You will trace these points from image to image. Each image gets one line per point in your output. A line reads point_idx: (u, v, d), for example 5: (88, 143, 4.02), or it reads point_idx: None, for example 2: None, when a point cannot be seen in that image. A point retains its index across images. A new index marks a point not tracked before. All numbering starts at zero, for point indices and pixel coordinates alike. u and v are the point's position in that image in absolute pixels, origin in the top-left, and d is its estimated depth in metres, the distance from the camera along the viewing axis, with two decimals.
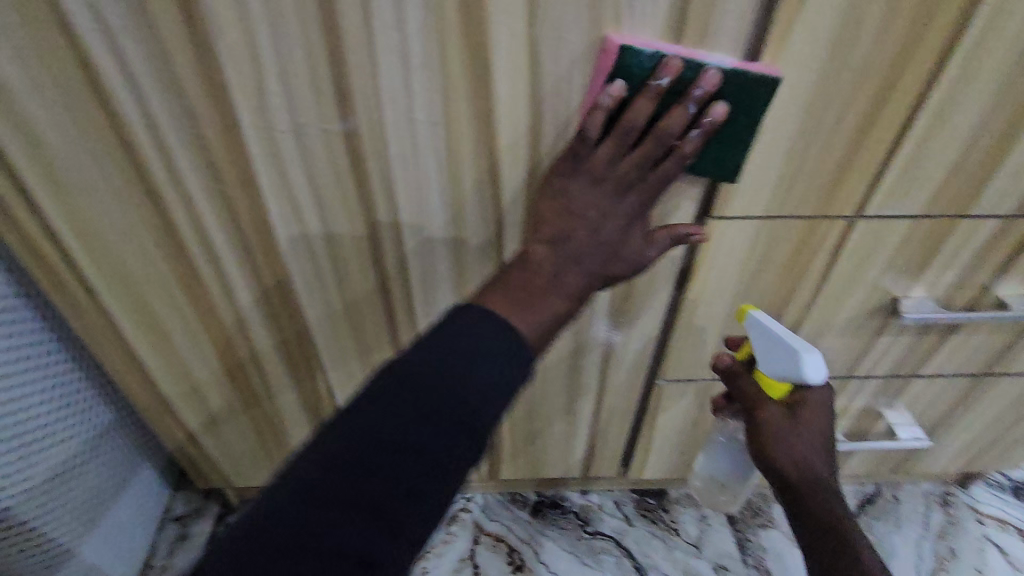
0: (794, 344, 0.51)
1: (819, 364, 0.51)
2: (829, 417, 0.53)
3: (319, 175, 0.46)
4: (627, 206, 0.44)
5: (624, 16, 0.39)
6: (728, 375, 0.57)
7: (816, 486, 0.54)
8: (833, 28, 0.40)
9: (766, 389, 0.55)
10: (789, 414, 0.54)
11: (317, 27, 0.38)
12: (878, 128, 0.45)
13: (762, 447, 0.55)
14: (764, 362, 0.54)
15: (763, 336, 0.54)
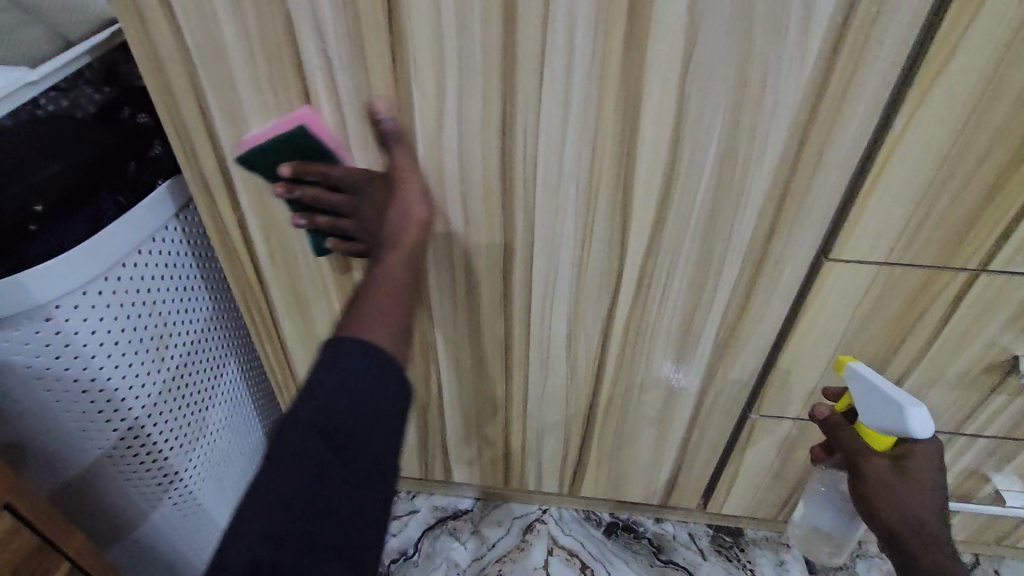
0: (897, 399, 0.52)
1: (924, 419, 0.52)
2: (939, 470, 0.55)
3: (472, 194, 0.53)
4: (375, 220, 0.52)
5: (771, 72, 0.43)
6: (829, 425, 0.59)
7: (926, 540, 0.54)
8: (973, 91, 0.42)
9: (870, 441, 0.56)
10: (893, 465, 0.55)
11: (498, 71, 0.45)
12: (1012, 185, 0.47)
13: (866, 499, 0.56)
14: (867, 415, 0.56)
15: (864, 388, 0.55)
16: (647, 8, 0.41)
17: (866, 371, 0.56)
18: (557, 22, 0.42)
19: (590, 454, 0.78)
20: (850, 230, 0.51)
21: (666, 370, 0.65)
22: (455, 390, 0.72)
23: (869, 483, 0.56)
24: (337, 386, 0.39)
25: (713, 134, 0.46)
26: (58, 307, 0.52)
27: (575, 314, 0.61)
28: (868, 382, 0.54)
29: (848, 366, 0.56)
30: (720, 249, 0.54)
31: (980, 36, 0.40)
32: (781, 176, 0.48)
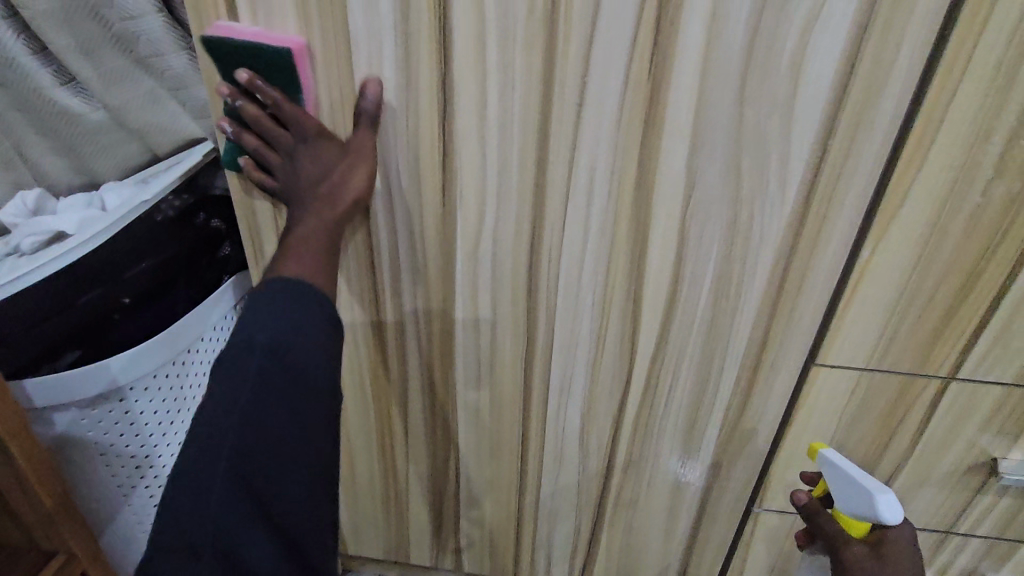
0: (869, 486, 0.58)
1: (895, 506, 0.57)
2: (913, 554, 0.58)
3: (503, 298, 0.61)
4: (305, 162, 0.52)
5: (757, 211, 0.52)
6: (809, 513, 0.63)
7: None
8: (925, 231, 0.51)
9: (847, 528, 0.60)
10: (872, 551, 0.58)
11: (530, 201, 0.54)
12: (967, 305, 0.55)
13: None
14: (842, 502, 0.61)
15: (837, 476, 0.61)
16: (654, 160, 0.51)
17: (837, 458, 0.62)
18: (581, 167, 0.52)
19: (600, 546, 0.80)
20: (832, 339, 0.58)
21: (673, 462, 0.70)
22: (472, 476, 0.76)
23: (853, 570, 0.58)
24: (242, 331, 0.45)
25: (710, 258, 0.55)
26: (132, 390, 0.60)
27: (589, 408, 0.67)
28: (842, 469, 0.60)
29: (819, 454, 0.62)
30: (720, 353, 0.60)
31: (924, 190, 0.49)
32: (769, 292, 0.56)
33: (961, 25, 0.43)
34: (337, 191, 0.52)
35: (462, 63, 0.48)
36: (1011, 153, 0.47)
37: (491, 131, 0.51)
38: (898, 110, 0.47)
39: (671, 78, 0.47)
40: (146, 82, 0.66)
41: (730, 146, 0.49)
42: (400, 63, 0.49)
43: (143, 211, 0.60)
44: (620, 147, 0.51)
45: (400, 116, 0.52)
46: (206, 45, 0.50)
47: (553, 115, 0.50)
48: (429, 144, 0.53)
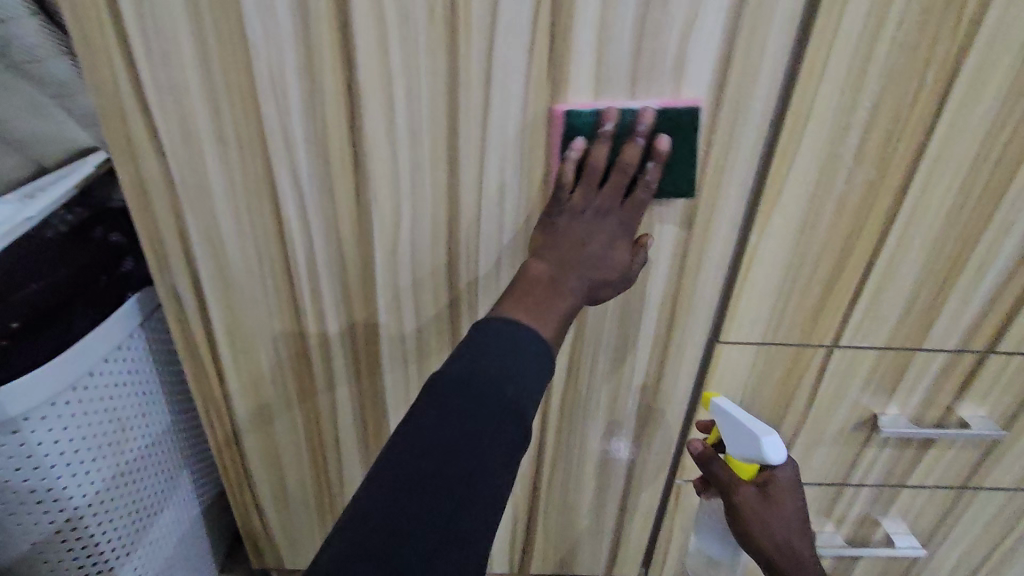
0: (755, 431, 0.62)
1: (778, 446, 0.62)
2: (793, 491, 0.65)
3: (424, 298, 0.62)
4: (606, 225, 0.53)
5: (656, 203, 0.56)
6: (703, 460, 0.68)
7: (792, 558, 0.65)
8: (801, 215, 0.57)
9: (738, 470, 0.66)
10: (758, 492, 0.65)
11: (444, 202, 0.56)
12: (842, 280, 0.61)
13: (744, 527, 0.66)
14: (733, 446, 0.65)
15: (727, 422, 0.64)
16: (560, 158, 0.54)
17: (728, 405, 0.64)
18: (491, 168, 0.54)
19: (537, 529, 0.83)
20: (733, 317, 0.63)
21: (599, 442, 0.74)
22: None
23: (744, 514, 0.65)
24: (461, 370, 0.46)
25: None
26: (27, 422, 0.56)
27: None
28: (730, 416, 0.63)
29: (712, 404, 0.65)
30: (633, 337, 0.65)
31: (798, 179, 0.55)
32: (672, 277, 0.61)
33: (816, 32, 0.48)
34: (606, 273, 0.53)
35: (366, 67, 0.49)
36: (867, 143, 0.53)
37: (401, 135, 0.52)
38: (769, 108, 0.52)
39: (568, 80, 0.50)
40: (26, 90, 0.62)
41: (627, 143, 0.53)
42: (302, 70, 0.49)
43: (30, 229, 0.57)
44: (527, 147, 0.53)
45: (306, 122, 0.51)
46: (662, 113, 0.52)
47: (461, 118, 0.51)
48: (339, 150, 0.53)
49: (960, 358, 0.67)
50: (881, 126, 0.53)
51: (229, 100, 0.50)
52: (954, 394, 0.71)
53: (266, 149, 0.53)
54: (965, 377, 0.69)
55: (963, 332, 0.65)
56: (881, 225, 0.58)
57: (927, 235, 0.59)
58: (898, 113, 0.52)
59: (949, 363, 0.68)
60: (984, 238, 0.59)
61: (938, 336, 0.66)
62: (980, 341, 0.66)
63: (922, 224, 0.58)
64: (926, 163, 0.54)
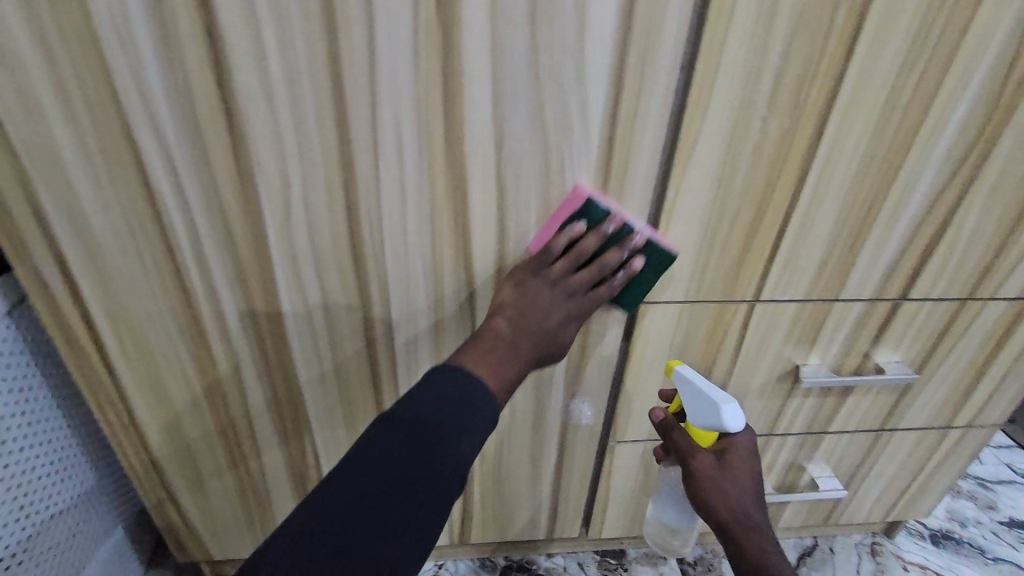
0: (716, 401, 0.61)
1: (737, 415, 0.61)
2: (752, 461, 0.63)
3: (328, 271, 0.57)
4: (566, 310, 0.57)
5: (568, 159, 0.53)
6: (663, 427, 0.66)
7: (751, 531, 0.61)
8: (717, 167, 0.55)
9: (697, 440, 0.65)
10: (717, 460, 0.63)
11: (337, 164, 0.51)
12: (760, 234, 0.60)
13: (700, 496, 0.63)
14: (693, 414, 0.64)
15: (690, 390, 0.64)
16: (460, 113, 0.49)
17: (690, 373, 0.65)
18: (385, 126, 0.49)
19: (475, 499, 0.82)
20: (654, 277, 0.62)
21: (529, 410, 0.73)
22: (332, 458, 0.73)
23: (701, 481, 0.62)
24: (424, 416, 0.47)
25: (530, 209, 0.55)
26: None
27: None
28: (692, 384, 0.63)
29: (676, 370, 0.65)
30: None
31: (712, 131, 0.53)
32: None
33: None
34: (548, 348, 0.58)
35: (226, 11, 0.43)
36: (779, 92, 0.52)
37: (278, 90, 0.47)
38: (678, 54, 0.49)
39: (461, 25, 0.45)
40: None
41: (531, 95, 0.49)
42: (151, 14, 0.43)
43: None
44: (423, 100, 0.48)
45: (164, 76, 0.45)
46: (661, 247, 0.57)
47: (345, 70, 0.46)
48: (209, 108, 0.47)
49: (875, 307, 0.69)
50: (794, 70, 0.51)
51: (68, 51, 0.43)
52: (871, 342, 0.72)
53: (122, 109, 0.46)
54: (880, 325, 0.71)
55: (876, 281, 0.66)
56: (797, 176, 0.57)
57: (840, 185, 0.58)
58: (810, 56, 0.50)
59: (865, 311, 0.69)
60: (894, 188, 0.59)
61: (854, 286, 0.66)
62: (894, 288, 0.67)
63: (836, 174, 0.57)
64: (838, 111, 0.53)
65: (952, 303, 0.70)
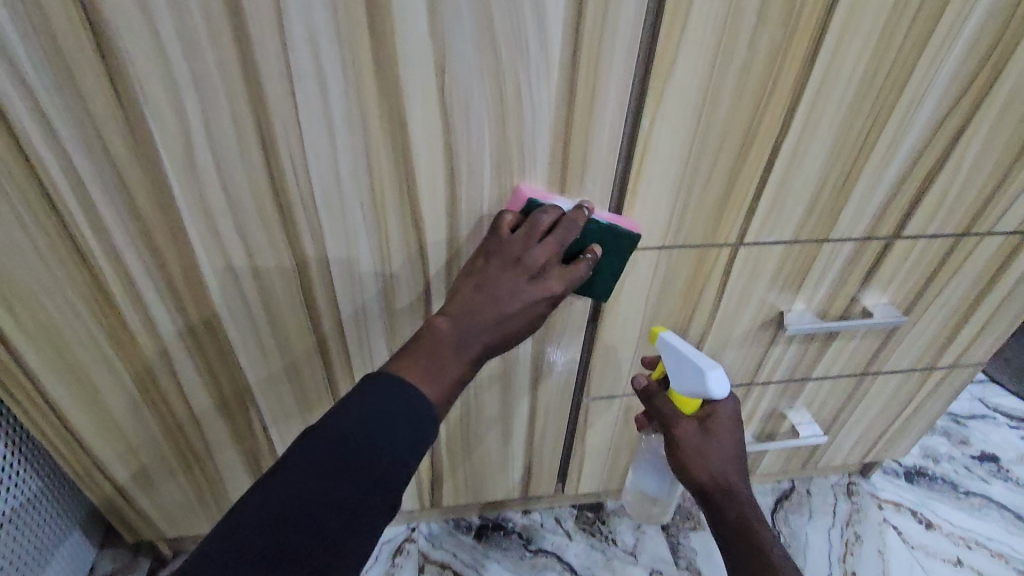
0: (702, 363, 0.57)
1: (722, 379, 0.58)
2: (736, 427, 0.60)
3: (250, 225, 0.49)
4: (528, 290, 0.49)
5: (523, 84, 0.45)
6: (645, 394, 0.63)
7: (732, 498, 0.59)
8: (699, 91, 0.47)
9: (680, 407, 0.61)
10: (699, 427, 0.60)
11: (243, 95, 0.42)
12: (746, 170, 0.54)
13: (680, 463, 0.60)
14: (677, 381, 0.61)
15: (673, 356, 0.60)
16: (388, 25, 0.40)
17: (675, 340, 0.61)
18: (297, 45, 0.40)
19: (444, 462, 0.78)
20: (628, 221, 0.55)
21: (496, 370, 0.67)
22: (284, 429, 0.67)
23: (682, 449, 0.60)
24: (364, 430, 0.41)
25: (484, 145, 0.47)
26: None
27: (392, 332, 0.60)
28: (677, 348, 0.60)
29: (659, 337, 0.61)
30: None
31: (693, 46, 0.45)
32: (554, 177, 0.50)
33: None
34: (510, 331, 0.49)
35: None
36: None
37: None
38: None
39: None
40: None
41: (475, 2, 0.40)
42: None
43: None
44: (339, 9, 0.39)
45: None
46: (619, 228, 0.53)
47: None
48: (67, 20, 0.37)
49: (866, 246, 0.63)
50: None
51: None
52: (859, 283, 0.67)
53: None
54: (869, 266, 0.66)
55: (869, 219, 0.60)
56: (789, 99, 0.50)
57: (837, 109, 0.51)
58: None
59: (855, 251, 0.64)
60: (895, 111, 0.52)
61: (845, 225, 0.60)
62: (887, 226, 0.62)
63: (833, 95, 0.50)
64: (839, 18, 0.45)
65: (947, 240, 0.65)
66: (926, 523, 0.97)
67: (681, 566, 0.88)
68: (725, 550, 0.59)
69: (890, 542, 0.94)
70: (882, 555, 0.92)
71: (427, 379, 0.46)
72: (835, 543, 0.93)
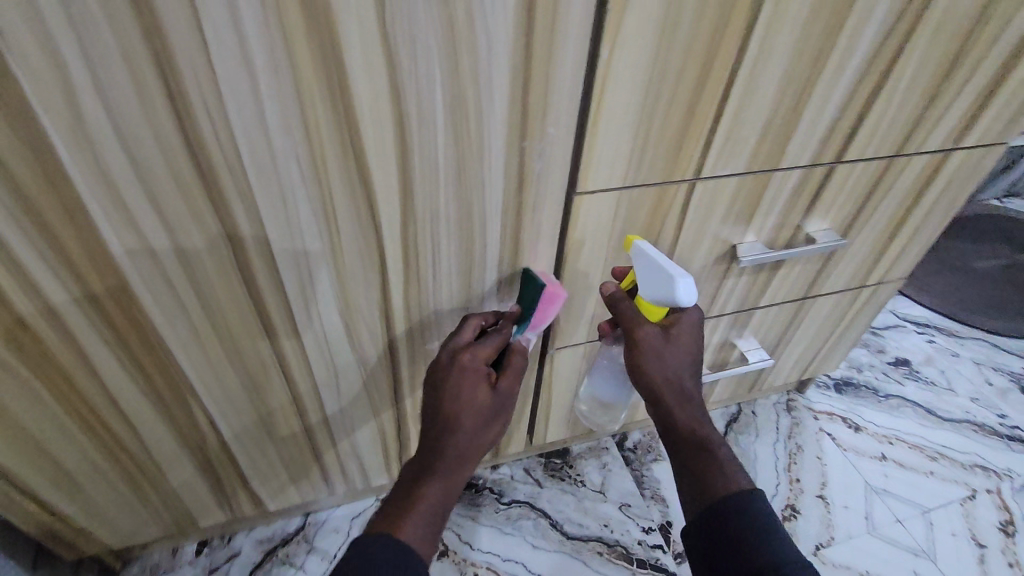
0: (670, 271, 0.56)
1: (690, 287, 0.57)
2: (697, 335, 0.60)
3: (167, 195, 0.42)
4: (450, 379, 0.55)
5: (475, 11, 0.39)
6: (612, 301, 0.61)
7: (683, 400, 0.59)
8: (658, 17, 0.44)
9: (646, 312, 0.62)
10: (660, 333, 0.59)
11: (137, 34, 0.34)
12: (704, 101, 0.52)
13: (637, 364, 0.60)
14: (646, 288, 0.60)
15: (644, 263, 0.59)
16: None
17: (649, 248, 0.59)
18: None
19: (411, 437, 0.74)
20: (588, 169, 0.53)
21: None
22: (233, 423, 0.61)
23: (644, 350, 0.58)
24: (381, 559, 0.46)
25: (434, 86, 0.42)
26: None
27: (345, 303, 0.55)
28: (648, 255, 0.58)
29: (634, 246, 0.59)
30: (477, 205, 0.51)
31: None
32: (512, 119, 0.46)
33: None
34: (463, 420, 0.53)
35: None
36: None
37: None
38: None
39: None
40: None
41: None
42: None
43: None
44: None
45: None
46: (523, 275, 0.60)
47: None
48: None
49: (812, 174, 0.65)
50: None
51: None
52: (804, 211, 0.69)
53: None
54: (814, 193, 0.68)
55: (815, 145, 0.61)
56: (745, 22, 0.48)
57: (790, 31, 0.50)
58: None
59: (802, 179, 0.65)
60: (842, 34, 0.52)
61: (794, 152, 0.61)
62: (830, 151, 0.63)
63: (786, 17, 0.49)
64: None
65: (881, 162, 0.67)
66: (855, 426, 1.07)
67: (647, 497, 0.92)
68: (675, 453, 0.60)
69: (827, 448, 1.03)
70: (821, 460, 1.00)
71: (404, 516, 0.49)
72: (781, 456, 1.01)
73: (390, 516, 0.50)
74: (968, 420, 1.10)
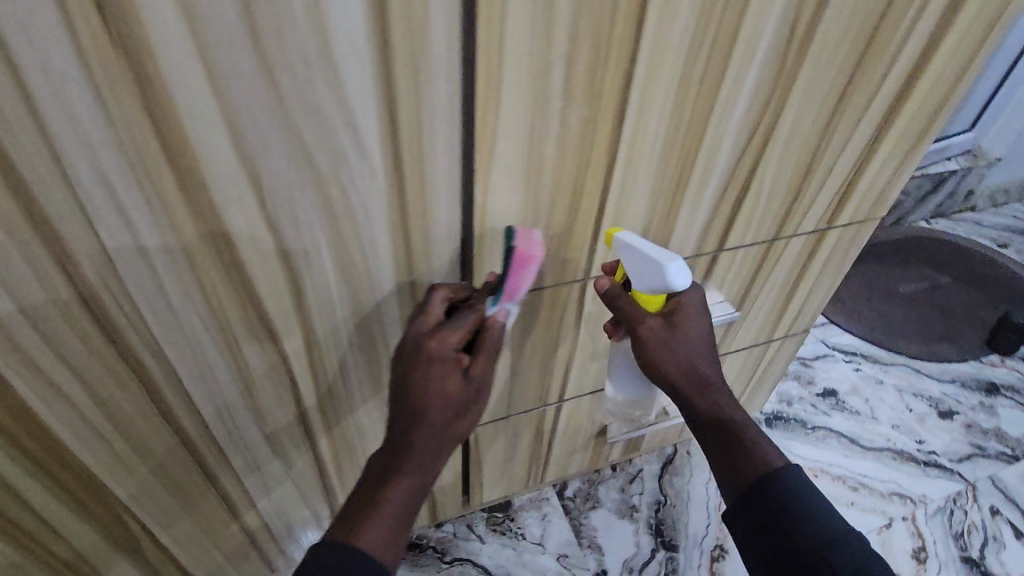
0: (660, 258, 0.57)
1: (681, 270, 0.58)
2: (701, 318, 0.63)
3: (78, 361, 0.45)
4: (419, 371, 0.52)
5: (347, 186, 0.45)
6: (609, 298, 0.62)
7: (700, 385, 0.63)
8: (522, 167, 0.50)
9: (646, 305, 0.63)
10: (666, 323, 0.62)
11: (37, 247, 0.39)
12: (581, 218, 0.58)
13: (649, 359, 0.63)
14: (638, 281, 0.61)
15: (631, 255, 0.59)
16: (185, 155, 0.39)
17: (631, 238, 0.59)
18: (81, 176, 0.37)
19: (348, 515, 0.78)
20: (478, 277, 0.58)
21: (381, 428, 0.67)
22: (172, 534, 0.64)
23: (648, 344, 0.62)
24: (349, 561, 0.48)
25: (318, 241, 0.47)
26: None
27: (263, 417, 0.59)
28: (634, 250, 0.58)
29: (618, 239, 0.59)
30: (377, 324, 0.56)
31: (508, 132, 0.46)
32: (397, 257, 0.52)
33: None
34: (433, 413, 0.52)
35: None
36: (572, 79, 0.46)
37: None
38: (452, 51, 0.40)
39: (145, 44, 0.34)
40: None
41: (274, 112, 0.39)
42: None
43: None
44: (119, 141, 0.37)
45: None
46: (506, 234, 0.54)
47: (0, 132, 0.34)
48: None
49: (697, 259, 0.71)
50: (585, 53, 0.45)
51: None
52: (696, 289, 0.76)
53: None
54: (703, 275, 0.74)
55: (695, 238, 0.68)
56: (606, 158, 0.53)
57: (650, 160, 0.56)
58: (598, 39, 0.44)
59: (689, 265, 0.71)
60: (698, 158, 0.59)
61: (675, 246, 0.67)
62: (710, 243, 0.70)
63: (644, 152, 0.55)
64: (637, 89, 0.49)
65: (761, 246, 0.74)
66: None
67: (584, 546, 0.96)
68: (701, 431, 0.65)
69: None
70: None
71: (364, 521, 0.50)
72: (713, 496, 1.05)
73: (351, 520, 0.51)
74: (889, 448, 1.17)
